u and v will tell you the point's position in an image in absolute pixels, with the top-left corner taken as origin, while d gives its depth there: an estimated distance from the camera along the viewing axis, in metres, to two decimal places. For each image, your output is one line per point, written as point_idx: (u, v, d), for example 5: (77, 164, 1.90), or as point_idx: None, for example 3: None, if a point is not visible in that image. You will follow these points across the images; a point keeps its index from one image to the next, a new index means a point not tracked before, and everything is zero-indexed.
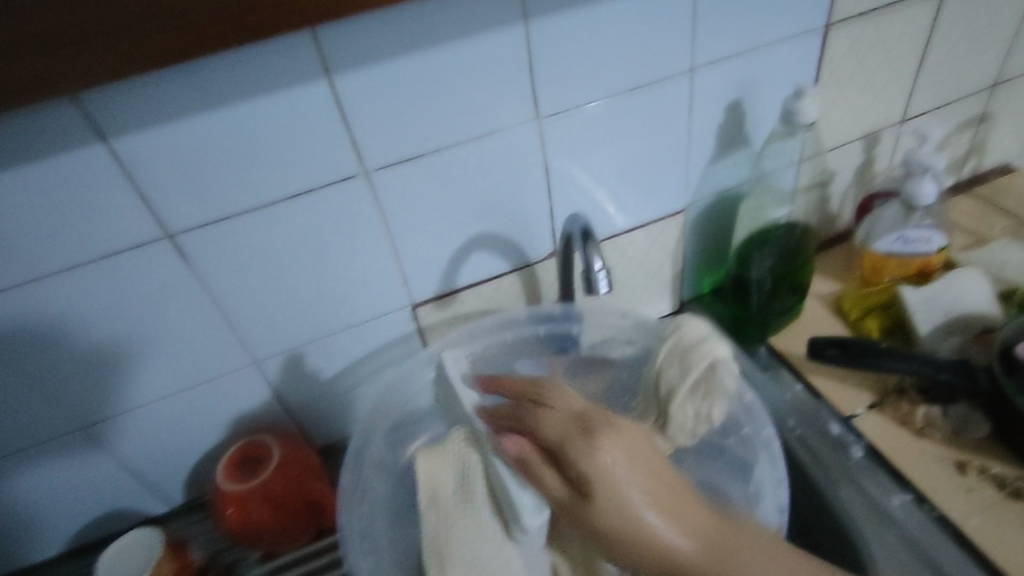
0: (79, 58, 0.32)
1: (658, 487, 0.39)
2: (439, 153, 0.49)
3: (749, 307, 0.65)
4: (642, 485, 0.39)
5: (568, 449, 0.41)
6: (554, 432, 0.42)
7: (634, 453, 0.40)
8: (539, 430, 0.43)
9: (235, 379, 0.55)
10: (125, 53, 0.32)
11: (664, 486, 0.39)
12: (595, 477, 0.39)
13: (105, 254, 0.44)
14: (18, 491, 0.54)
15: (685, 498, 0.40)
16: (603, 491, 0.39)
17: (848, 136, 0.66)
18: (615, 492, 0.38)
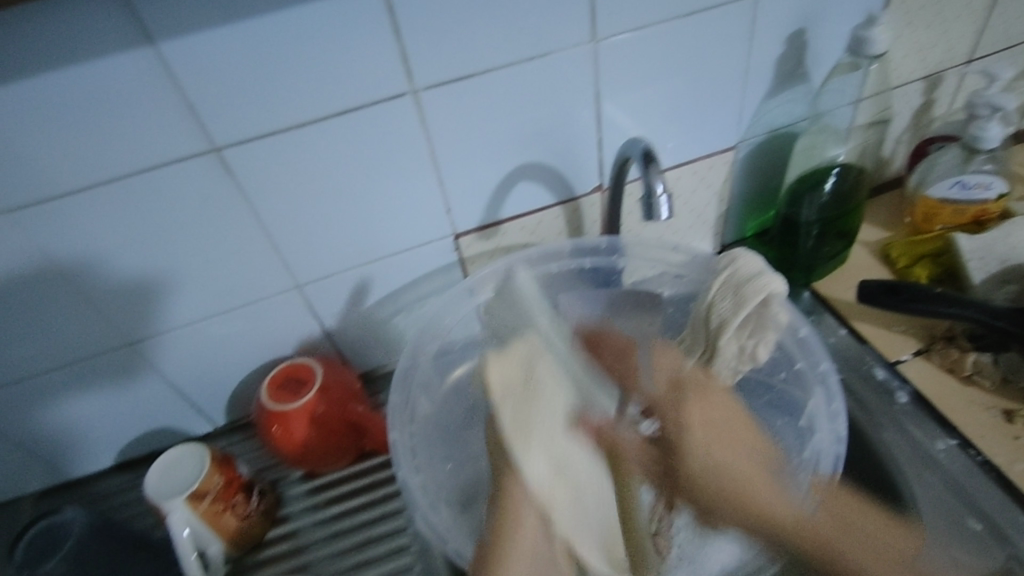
0: None
1: (747, 461, 0.38)
2: (488, 75, 0.47)
3: (796, 250, 0.63)
4: (730, 457, 0.38)
5: (663, 404, 0.41)
6: (656, 390, 0.42)
7: (721, 427, 0.39)
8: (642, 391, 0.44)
9: (277, 304, 0.55)
10: None
11: (753, 449, 0.39)
12: (685, 442, 0.39)
13: (149, 166, 0.44)
14: (64, 406, 0.55)
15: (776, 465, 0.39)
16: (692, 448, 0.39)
17: (910, 75, 0.62)
18: (703, 463, 0.38)
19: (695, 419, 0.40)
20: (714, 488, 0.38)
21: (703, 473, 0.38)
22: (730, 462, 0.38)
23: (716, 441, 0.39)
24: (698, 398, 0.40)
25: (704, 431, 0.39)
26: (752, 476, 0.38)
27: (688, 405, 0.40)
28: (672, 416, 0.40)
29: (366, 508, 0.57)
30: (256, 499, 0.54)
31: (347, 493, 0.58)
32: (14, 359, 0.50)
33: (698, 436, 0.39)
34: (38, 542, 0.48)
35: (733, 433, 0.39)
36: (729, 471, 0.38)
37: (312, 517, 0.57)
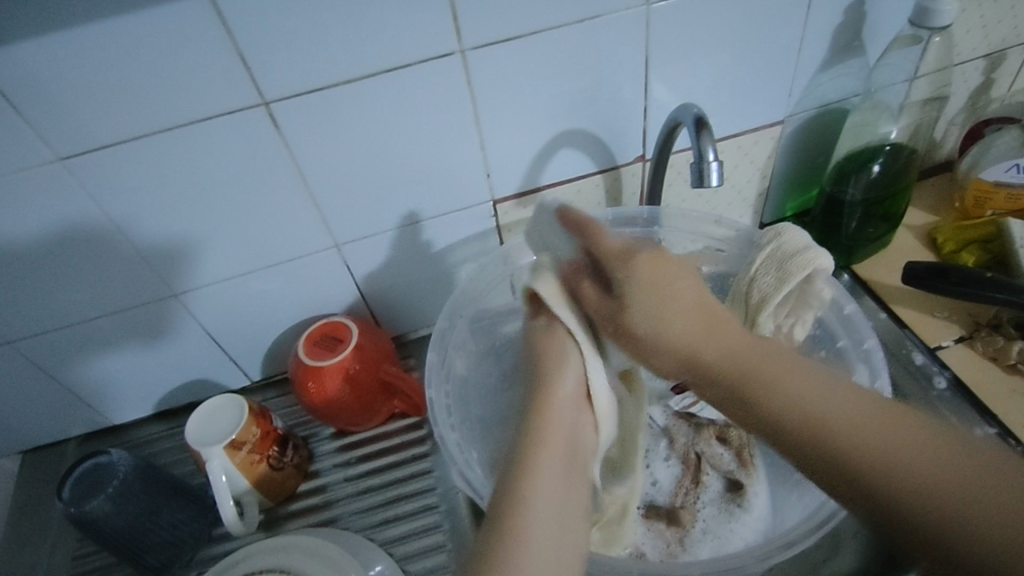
0: None
1: (720, 338, 0.38)
2: (537, 36, 0.46)
3: (839, 230, 0.62)
4: (706, 339, 0.38)
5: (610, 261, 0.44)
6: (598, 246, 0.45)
7: (683, 297, 0.41)
8: (597, 241, 0.46)
9: (315, 263, 0.56)
10: None
11: (689, 309, 0.40)
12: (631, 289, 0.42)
13: (200, 118, 0.44)
14: (104, 355, 0.57)
15: (717, 323, 0.39)
16: (633, 291, 0.42)
17: (971, 52, 0.60)
18: (656, 336, 0.40)
19: (653, 286, 0.42)
20: (693, 365, 0.39)
21: (674, 349, 0.39)
22: (687, 328, 0.39)
23: (697, 314, 0.40)
24: (666, 278, 0.41)
25: (652, 295, 0.41)
26: (728, 351, 0.37)
27: (637, 277, 0.42)
28: (619, 271, 0.43)
29: (396, 467, 0.58)
30: (290, 452, 0.56)
31: (377, 452, 0.59)
32: (63, 305, 0.52)
33: (653, 306, 0.41)
34: (86, 480, 0.50)
35: (699, 305, 0.40)
36: (704, 348, 0.38)
37: (342, 474, 0.58)
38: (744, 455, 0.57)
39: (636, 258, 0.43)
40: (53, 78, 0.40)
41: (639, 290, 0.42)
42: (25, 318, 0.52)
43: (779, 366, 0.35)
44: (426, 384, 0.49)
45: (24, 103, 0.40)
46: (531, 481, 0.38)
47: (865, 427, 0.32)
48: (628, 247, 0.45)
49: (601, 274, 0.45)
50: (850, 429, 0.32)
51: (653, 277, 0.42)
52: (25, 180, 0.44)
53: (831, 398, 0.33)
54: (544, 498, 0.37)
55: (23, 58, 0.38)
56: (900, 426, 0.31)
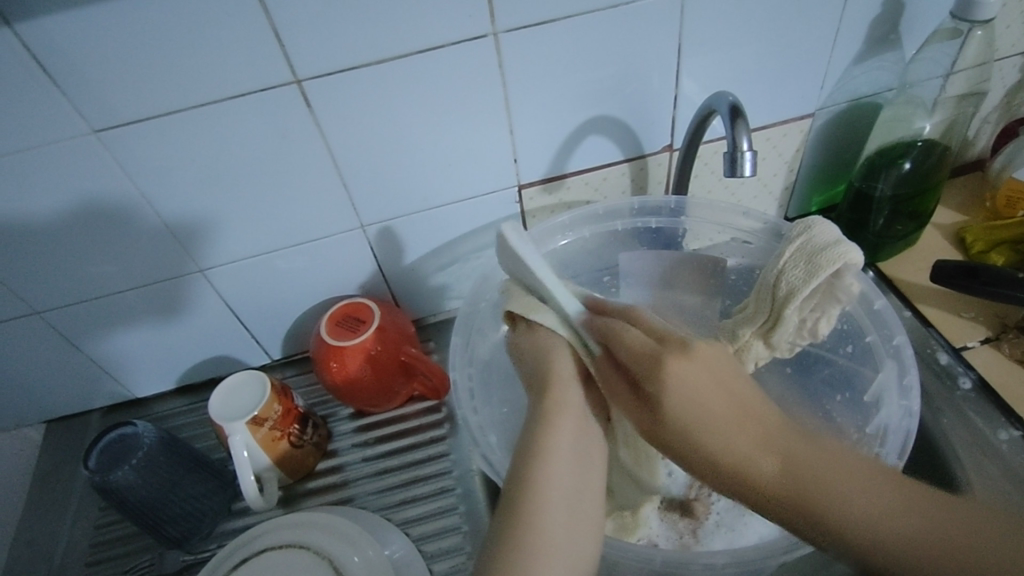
0: None
1: (754, 435, 0.35)
2: (570, 20, 0.46)
3: (866, 226, 0.61)
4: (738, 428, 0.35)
5: (641, 365, 0.39)
6: (625, 349, 0.41)
7: (708, 375, 0.37)
8: (618, 333, 0.42)
9: (338, 243, 0.56)
10: None
11: (726, 409, 0.36)
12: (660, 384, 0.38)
13: (230, 94, 0.44)
14: (128, 329, 0.57)
15: (755, 425, 0.36)
16: (666, 398, 0.37)
17: (1011, 48, 0.59)
18: (695, 446, 0.36)
19: (675, 373, 0.38)
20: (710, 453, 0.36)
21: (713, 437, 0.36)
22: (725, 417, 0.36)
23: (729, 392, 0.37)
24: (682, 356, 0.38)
25: (680, 385, 0.37)
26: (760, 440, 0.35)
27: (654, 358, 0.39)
28: (647, 371, 0.39)
29: (413, 449, 0.58)
30: (310, 431, 0.56)
31: (393, 434, 0.59)
32: (92, 278, 0.52)
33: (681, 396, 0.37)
34: (112, 449, 0.51)
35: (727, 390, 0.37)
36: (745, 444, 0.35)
37: (359, 454, 0.59)
38: None
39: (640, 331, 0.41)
40: (89, 51, 0.40)
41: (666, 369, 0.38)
42: (55, 290, 0.52)
43: (817, 460, 0.34)
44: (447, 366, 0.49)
45: (62, 74, 0.41)
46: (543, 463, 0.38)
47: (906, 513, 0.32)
48: (658, 349, 0.40)
49: (615, 357, 0.42)
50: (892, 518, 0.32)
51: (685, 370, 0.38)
52: (60, 151, 0.44)
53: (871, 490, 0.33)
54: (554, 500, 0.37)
55: (62, 29, 0.39)
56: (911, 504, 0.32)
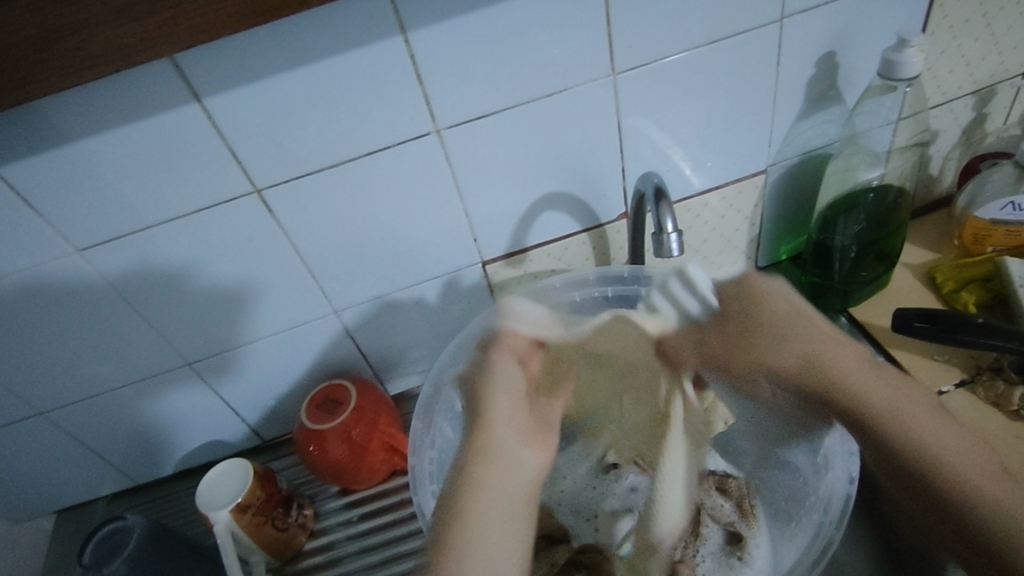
0: (139, 28, 0.34)
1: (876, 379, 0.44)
2: (510, 111, 0.49)
3: (832, 274, 0.62)
4: (868, 385, 0.44)
5: (736, 299, 0.50)
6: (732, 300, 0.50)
7: (826, 362, 0.46)
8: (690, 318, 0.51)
9: (315, 328, 0.59)
10: (182, 22, 0.35)
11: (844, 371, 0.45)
12: (763, 309, 0.49)
13: (197, 209, 0.48)
14: (122, 422, 0.61)
15: (895, 386, 0.44)
16: (759, 299, 0.50)
17: (956, 91, 0.60)
18: (783, 354, 0.48)
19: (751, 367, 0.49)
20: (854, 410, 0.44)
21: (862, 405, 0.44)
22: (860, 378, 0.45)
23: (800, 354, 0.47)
24: (783, 332, 0.48)
25: (772, 337, 0.48)
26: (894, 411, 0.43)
27: (770, 333, 0.48)
28: (737, 303, 0.50)
29: (396, 524, 0.60)
30: (294, 512, 0.58)
31: (379, 510, 0.61)
32: (85, 379, 0.56)
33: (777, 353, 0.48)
34: (106, 543, 0.53)
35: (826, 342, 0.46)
36: (915, 435, 0.42)
37: (345, 532, 0.60)
38: (745, 505, 0.55)
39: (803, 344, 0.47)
40: (64, 183, 0.44)
41: (801, 344, 0.47)
42: (52, 391, 0.56)
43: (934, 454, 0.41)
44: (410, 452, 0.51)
45: (42, 204, 0.45)
46: (488, 460, 0.44)
47: (939, 451, 0.41)
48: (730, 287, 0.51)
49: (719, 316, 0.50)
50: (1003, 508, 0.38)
51: (778, 332, 0.48)
52: (49, 271, 0.48)
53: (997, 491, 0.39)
54: (499, 483, 0.44)
55: (41, 169, 0.43)
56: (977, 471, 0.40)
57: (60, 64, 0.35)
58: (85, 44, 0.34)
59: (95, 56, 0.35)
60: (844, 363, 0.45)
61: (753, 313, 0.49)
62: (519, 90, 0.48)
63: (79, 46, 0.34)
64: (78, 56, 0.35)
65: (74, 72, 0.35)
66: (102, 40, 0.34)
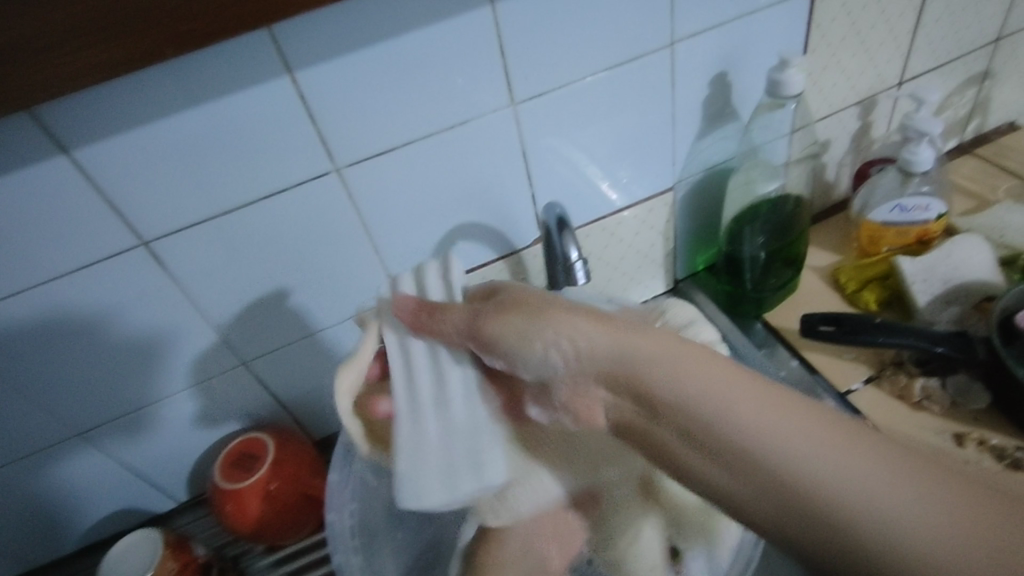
0: None
1: (685, 361, 0.35)
2: (411, 146, 0.48)
3: (744, 283, 0.64)
4: (690, 374, 0.34)
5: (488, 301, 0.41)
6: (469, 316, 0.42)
7: (607, 348, 0.36)
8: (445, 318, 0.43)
9: (224, 381, 0.55)
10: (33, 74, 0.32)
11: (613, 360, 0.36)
12: (509, 297, 0.41)
13: (77, 267, 0.44)
14: (13, 502, 0.55)
15: (696, 368, 0.34)
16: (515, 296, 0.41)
17: (841, 103, 0.63)
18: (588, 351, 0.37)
19: (512, 339, 0.39)
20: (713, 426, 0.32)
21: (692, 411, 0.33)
22: (718, 388, 0.33)
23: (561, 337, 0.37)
24: (621, 325, 0.37)
25: (529, 325, 0.38)
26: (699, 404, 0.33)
27: (502, 318, 0.40)
28: (495, 306, 0.41)
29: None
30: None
31: (311, 564, 0.58)
32: None
33: (626, 352, 0.36)
34: None
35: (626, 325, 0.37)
36: (762, 441, 0.31)
37: None
38: None
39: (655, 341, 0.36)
40: None
41: (605, 341, 0.36)
42: None
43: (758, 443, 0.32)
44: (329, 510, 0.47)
45: None
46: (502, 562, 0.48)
47: (816, 471, 0.30)
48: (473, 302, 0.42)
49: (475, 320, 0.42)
50: (921, 535, 0.27)
51: (631, 337, 0.36)
52: None
53: (894, 513, 0.28)
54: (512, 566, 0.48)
55: None
56: (857, 475, 0.29)
57: None
58: None
59: None
60: (669, 377, 0.34)
61: (512, 307, 0.40)
62: (418, 124, 0.47)
63: None
64: None
65: None
66: None
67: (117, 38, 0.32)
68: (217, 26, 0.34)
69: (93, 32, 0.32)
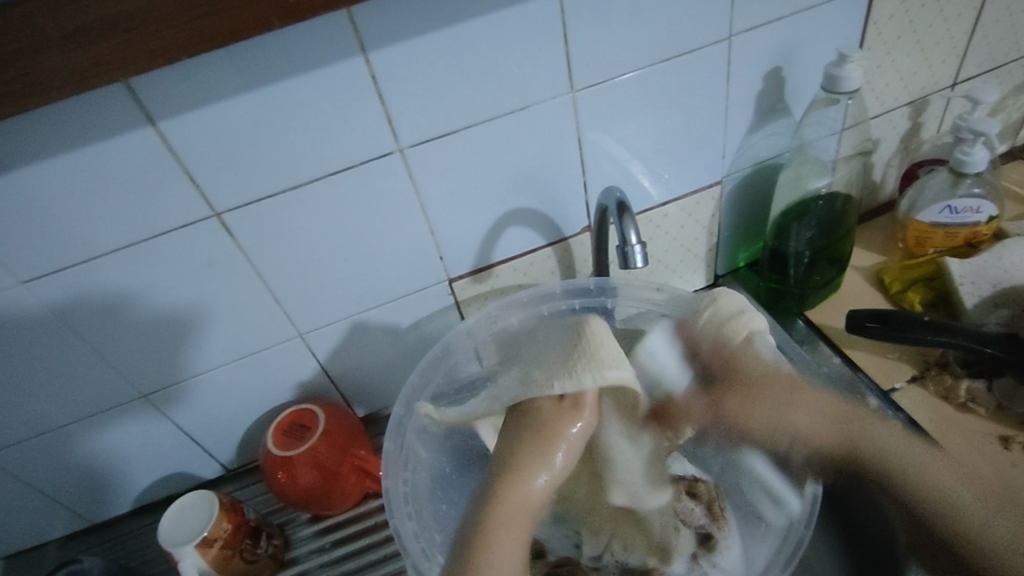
0: (89, 52, 0.34)
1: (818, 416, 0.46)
2: (472, 129, 0.49)
3: (787, 279, 0.64)
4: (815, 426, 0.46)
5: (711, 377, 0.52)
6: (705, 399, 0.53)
7: (829, 415, 0.46)
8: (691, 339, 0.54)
9: (279, 353, 0.57)
10: (133, 45, 0.34)
11: (838, 413, 0.46)
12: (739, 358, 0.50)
13: (153, 235, 0.46)
14: (76, 459, 0.58)
15: (848, 412, 0.45)
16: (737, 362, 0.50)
17: (894, 103, 0.63)
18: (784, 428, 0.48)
19: (751, 415, 0.50)
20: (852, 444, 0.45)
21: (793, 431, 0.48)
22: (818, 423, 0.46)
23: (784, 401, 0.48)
24: (788, 398, 0.48)
25: (767, 401, 0.49)
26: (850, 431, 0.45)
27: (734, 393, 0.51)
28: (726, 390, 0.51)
29: (370, 548, 0.59)
30: (264, 543, 0.56)
31: (352, 535, 0.60)
32: (32, 416, 0.53)
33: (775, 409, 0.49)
34: None
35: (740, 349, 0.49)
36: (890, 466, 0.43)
37: (318, 559, 0.59)
38: (714, 508, 0.56)
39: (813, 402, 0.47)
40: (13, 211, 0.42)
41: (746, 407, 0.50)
42: None
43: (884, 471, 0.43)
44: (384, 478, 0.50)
45: None
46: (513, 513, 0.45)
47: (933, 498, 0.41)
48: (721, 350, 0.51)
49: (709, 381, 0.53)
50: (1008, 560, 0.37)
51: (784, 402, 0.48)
52: None
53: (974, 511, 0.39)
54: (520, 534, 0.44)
55: None
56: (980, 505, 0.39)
57: (7, 89, 0.33)
58: (33, 69, 0.33)
59: (42, 81, 0.34)
60: (868, 433, 0.44)
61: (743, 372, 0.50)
62: (480, 108, 0.48)
63: (26, 71, 0.33)
64: (25, 79, 0.33)
65: (21, 97, 0.34)
66: (50, 67, 0.33)
67: (213, 12, 0.34)
68: (304, 4, 0.36)
69: (192, 7, 0.34)
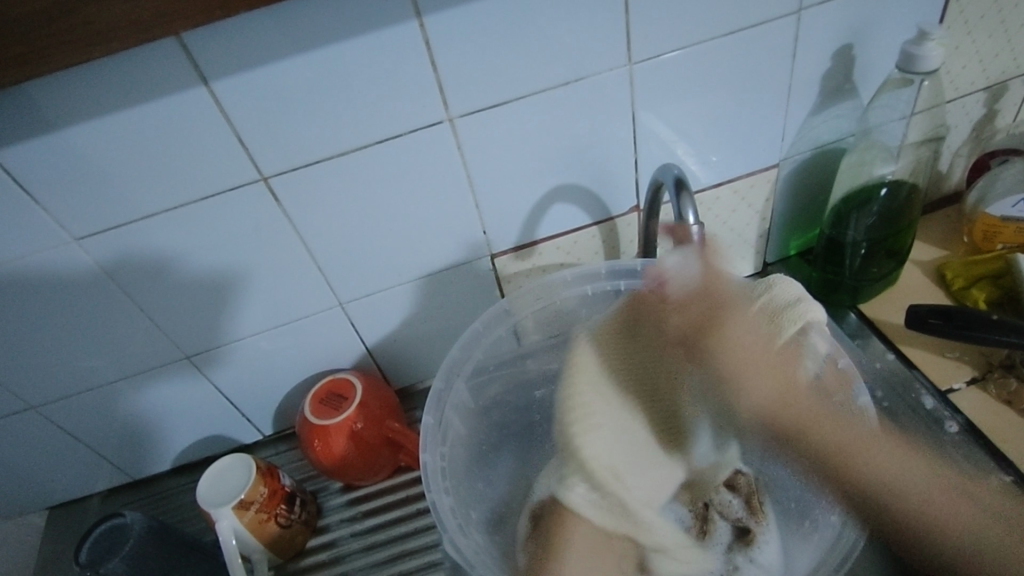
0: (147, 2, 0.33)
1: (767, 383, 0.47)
2: (524, 101, 0.48)
3: (842, 270, 0.62)
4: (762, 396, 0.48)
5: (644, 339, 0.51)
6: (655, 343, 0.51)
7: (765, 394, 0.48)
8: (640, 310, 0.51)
9: (319, 321, 0.57)
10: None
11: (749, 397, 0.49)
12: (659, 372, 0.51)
13: (202, 197, 0.46)
14: (120, 416, 0.59)
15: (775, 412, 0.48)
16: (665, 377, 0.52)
17: (970, 87, 0.59)
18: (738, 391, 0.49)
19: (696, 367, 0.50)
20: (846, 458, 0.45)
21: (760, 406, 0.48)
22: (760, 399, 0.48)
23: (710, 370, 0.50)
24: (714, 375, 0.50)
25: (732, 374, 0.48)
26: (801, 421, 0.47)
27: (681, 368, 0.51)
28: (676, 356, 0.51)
29: (401, 520, 0.59)
30: (298, 509, 0.57)
31: (384, 506, 0.60)
32: (80, 371, 0.54)
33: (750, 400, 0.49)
34: (103, 541, 0.51)
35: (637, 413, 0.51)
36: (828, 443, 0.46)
37: (350, 528, 0.59)
38: (753, 501, 0.54)
39: (851, 434, 0.45)
40: (67, 167, 0.43)
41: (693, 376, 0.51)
42: (45, 385, 0.54)
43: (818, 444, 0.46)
44: (423, 452, 0.50)
45: (39, 190, 0.43)
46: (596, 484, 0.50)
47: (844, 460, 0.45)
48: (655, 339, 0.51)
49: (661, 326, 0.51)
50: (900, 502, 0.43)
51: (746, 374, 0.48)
52: (46, 259, 0.47)
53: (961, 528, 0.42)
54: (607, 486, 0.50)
55: (37, 153, 0.41)
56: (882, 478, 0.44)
57: (68, 39, 0.33)
58: (93, 21, 0.33)
59: (101, 32, 0.33)
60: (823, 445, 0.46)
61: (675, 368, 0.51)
62: (534, 78, 0.47)
63: (85, 22, 0.33)
64: (85, 30, 0.33)
65: (80, 48, 0.34)
66: (110, 18, 0.33)
67: None
68: None
69: None
